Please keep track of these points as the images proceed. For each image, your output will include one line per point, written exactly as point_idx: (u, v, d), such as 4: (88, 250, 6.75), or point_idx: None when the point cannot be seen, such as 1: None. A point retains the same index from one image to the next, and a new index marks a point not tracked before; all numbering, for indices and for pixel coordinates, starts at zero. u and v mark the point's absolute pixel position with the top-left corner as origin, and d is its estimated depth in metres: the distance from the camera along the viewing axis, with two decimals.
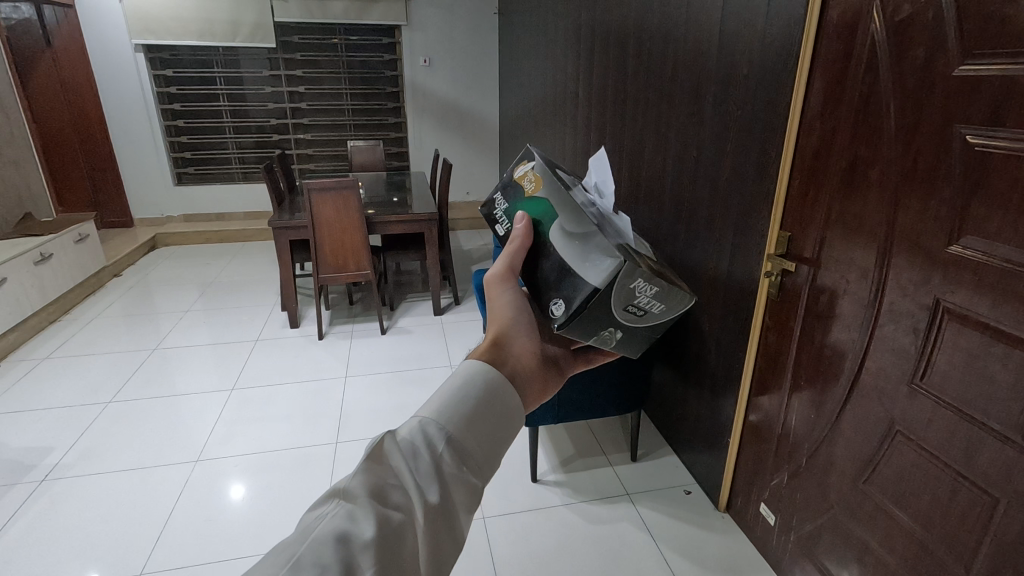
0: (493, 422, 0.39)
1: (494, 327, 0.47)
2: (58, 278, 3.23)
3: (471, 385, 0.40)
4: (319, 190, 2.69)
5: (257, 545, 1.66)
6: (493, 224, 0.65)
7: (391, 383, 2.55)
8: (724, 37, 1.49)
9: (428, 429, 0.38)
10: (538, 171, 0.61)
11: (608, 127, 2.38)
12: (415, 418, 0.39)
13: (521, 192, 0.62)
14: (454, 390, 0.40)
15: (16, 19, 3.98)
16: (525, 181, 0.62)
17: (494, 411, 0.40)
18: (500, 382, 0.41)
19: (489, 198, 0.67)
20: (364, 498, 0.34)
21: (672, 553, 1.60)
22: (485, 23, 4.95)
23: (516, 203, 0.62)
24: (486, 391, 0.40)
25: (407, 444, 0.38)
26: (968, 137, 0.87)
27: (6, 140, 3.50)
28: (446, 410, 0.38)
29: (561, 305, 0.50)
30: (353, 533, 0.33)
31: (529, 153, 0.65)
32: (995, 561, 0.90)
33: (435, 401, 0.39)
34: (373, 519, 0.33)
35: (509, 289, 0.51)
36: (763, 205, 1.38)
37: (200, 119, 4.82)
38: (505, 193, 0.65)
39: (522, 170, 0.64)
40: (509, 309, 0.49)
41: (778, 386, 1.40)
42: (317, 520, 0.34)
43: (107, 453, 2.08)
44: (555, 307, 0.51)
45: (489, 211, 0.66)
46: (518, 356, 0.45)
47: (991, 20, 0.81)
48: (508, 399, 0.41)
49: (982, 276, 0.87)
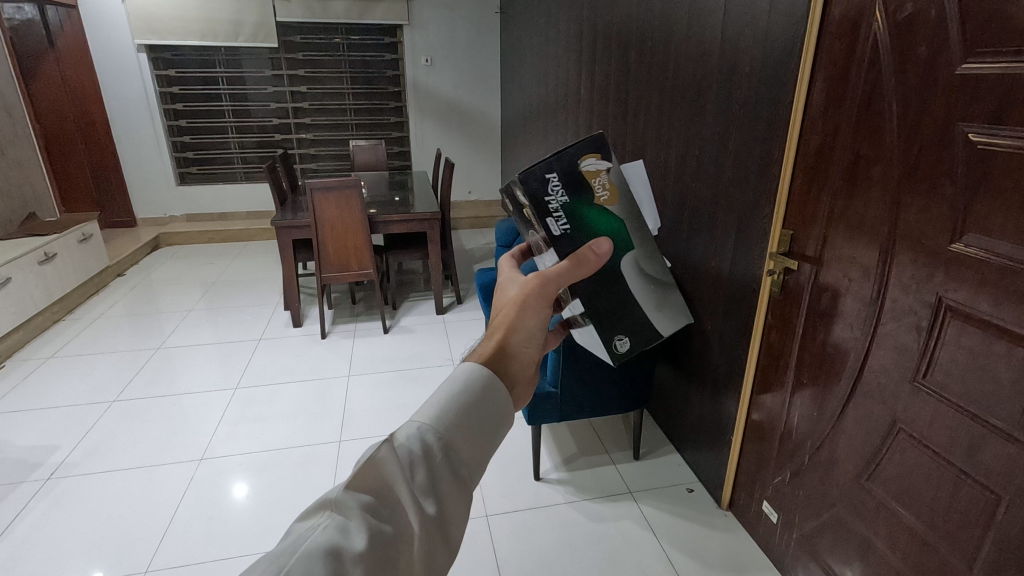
0: (486, 429, 0.40)
1: (509, 332, 0.46)
2: (62, 277, 3.24)
3: (469, 393, 0.40)
4: (321, 190, 2.70)
5: (262, 542, 1.67)
6: (537, 204, 0.60)
7: (394, 381, 2.56)
8: (725, 37, 1.49)
9: (425, 436, 0.38)
10: (612, 181, 0.62)
11: (609, 126, 2.39)
12: (411, 424, 0.39)
13: (592, 193, 0.61)
14: (452, 396, 0.40)
15: (19, 20, 4.01)
16: (598, 183, 0.61)
17: (489, 418, 0.40)
18: (501, 396, 0.42)
19: (539, 170, 0.60)
20: (355, 510, 0.34)
21: (674, 551, 1.61)
22: (485, 23, 4.96)
23: (580, 205, 0.61)
24: (483, 399, 0.41)
25: (403, 452, 0.37)
26: (972, 135, 0.87)
27: (11, 140, 3.51)
28: (443, 417, 0.39)
29: (626, 343, 0.68)
30: (345, 546, 0.32)
31: (601, 141, 0.61)
32: (998, 559, 0.90)
33: (431, 408, 0.40)
34: (366, 532, 0.33)
35: (542, 311, 0.49)
36: (765, 204, 1.39)
37: (201, 119, 4.83)
38: (564, 179, 0.60)
39: (595, 165, 0.61)
40: (535, 328, 0.48)
41: (780, 384, 1.41)
42: (308, 533, 0.33)
43: (112, 452, 2.09)
44: (620, 344, 0.67)
45: (541, 191, 0.59)
46: (524, 371, 0.46)
47: (993, 19, 0.81)
48: (502, 407, 0.42)
49: (985, 274, 0.88)
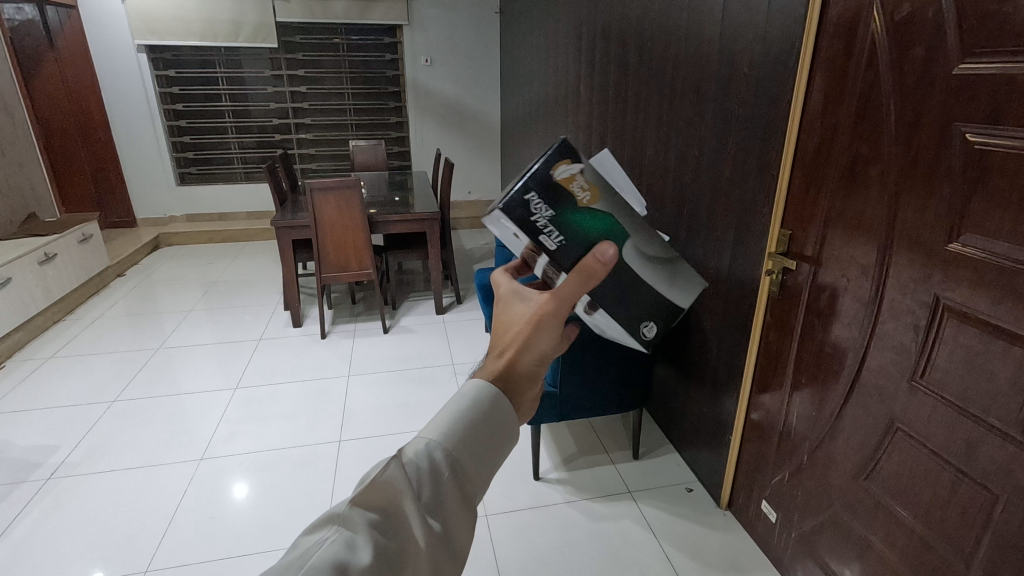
0: (492, 445, 0.40)
1: (516, 356, 0.44)
2: (62, 278, 3.24)
3: (475, 409, 0.41)
4: (321, 190, 2.71)
5: (264, 543, 1.67)
6: (528, 229, 0.60)
7: (395, 381, 2.56)
8: (724, 36, 1.49)
9: (433, 451, 0.38)
10: (588, 180, 0.62)
11: (609, 126, 2.39)
12: (420, 438, 0.39)
13: (574, 201, 0.61)
14: (460, 412, 0.40)
15: (18, 20, 3.98)
16: (576, 187, 0.61)
17: (495, 434, 0.41)
18: (505, 411, 0.42)
19: (514, 196, 0.60)
20: (362, 525, 0.34)
21: (673, 549, 1.61)
22: (485, 23, 4.96)
23: (567, 214, 0.61)
24: (488, 414, 0.41)
25: (411, 467, 0.38)
26: (968, 135, 0.87)
27: (11, 141, 3.52)
28: (451, 432, 0.39)
29: (651, 328, 0.71)
30: (352, 561, 0.32)
31: (567, 146, 0.62)
32: (995, 557, 0.90)
33: (439, 422, 0.40)
34: (372, 547, 0.33)
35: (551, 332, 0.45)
36: (764, 204, 1.39)
37: (201, 119, 4.83)
38: (543, 195, 0.60)
39: (568, 171, 0.61)
40: (545, 347, 0.45)
41: (778, 383, 1.41)
42: (316, 547, 0.33)
43: (113, 451, 2.09)
44: (647, 329, 0.71)
45: (525, 217, 0.60)
46: (532, 389, 0.45)
47: (990, 19, 0.82)
48: (509, 425, 0.41)
49: (982, 274, 0.88)
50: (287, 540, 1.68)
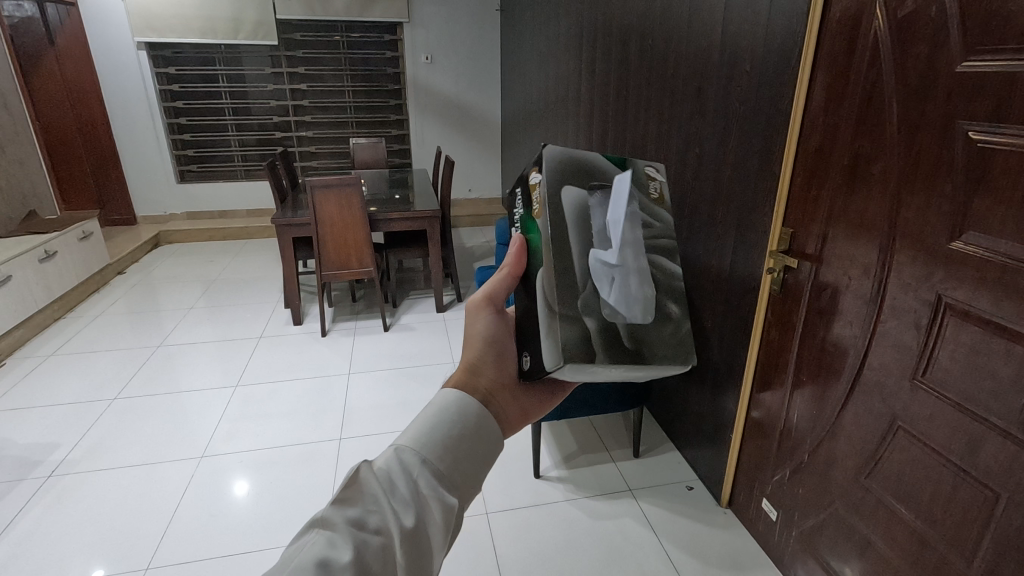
0: (467, 444, 0.44)
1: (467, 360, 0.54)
2: (63, 276, 3.25)
3: (445, 412, 0.45)
4: (321, 187, 2.70)
5: (263, 540, 1.67)
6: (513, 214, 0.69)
7: (394, 380, 2.55)
8: (727, 32, 1.48)
9: (404, 456, 0.42)
10: (541, 195, 0.58)
11: (608, 122, 2.40)
12: (391, 448, 0.43)
13: (529, 208, 0.61)
14: (428, 418, 0.45)
15: (19, 17, 3.95)
16: (534, 197, 0.60)
17: (469, 434, 0.45)
18: (474, 408, 0.46)
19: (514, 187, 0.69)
20: (341, 525, 0.37)
21: (673, 547, 1.62)
22: (485, 20, 4.93)
23: (524, 221, 0.62)
24: (457, 416, 0.45)
25: (384, 473, 0.41)
26: (972, 133, 0.87)
27: (11, 139, 3.51)
28: (421, 436, 0.43)
29: (528, 360, 0.55)
30: (333, 557, 0.35)
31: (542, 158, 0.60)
32: (997, 555, 0.90)
33: (410, 431, 0.44)
34: (351, 544, 0.36)
35: (482, 319, 0.59)
36: (764, 202, 1.39)
37: (201, 117, 4.82)
38: (523, 191, 0.65)
39: (535, 180, 0.61)
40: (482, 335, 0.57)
41: (779, 382, 1.41)
42: (299, 549, 0.36)
43: (116, 447, 2.10)
44: (524, 361, 0.55)
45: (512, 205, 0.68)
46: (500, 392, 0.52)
47: (994, 16, 0.81)
48: (479, 421, 0.46)
49: (984, 272, 0.88)
50: (286, 539, 1.68)
